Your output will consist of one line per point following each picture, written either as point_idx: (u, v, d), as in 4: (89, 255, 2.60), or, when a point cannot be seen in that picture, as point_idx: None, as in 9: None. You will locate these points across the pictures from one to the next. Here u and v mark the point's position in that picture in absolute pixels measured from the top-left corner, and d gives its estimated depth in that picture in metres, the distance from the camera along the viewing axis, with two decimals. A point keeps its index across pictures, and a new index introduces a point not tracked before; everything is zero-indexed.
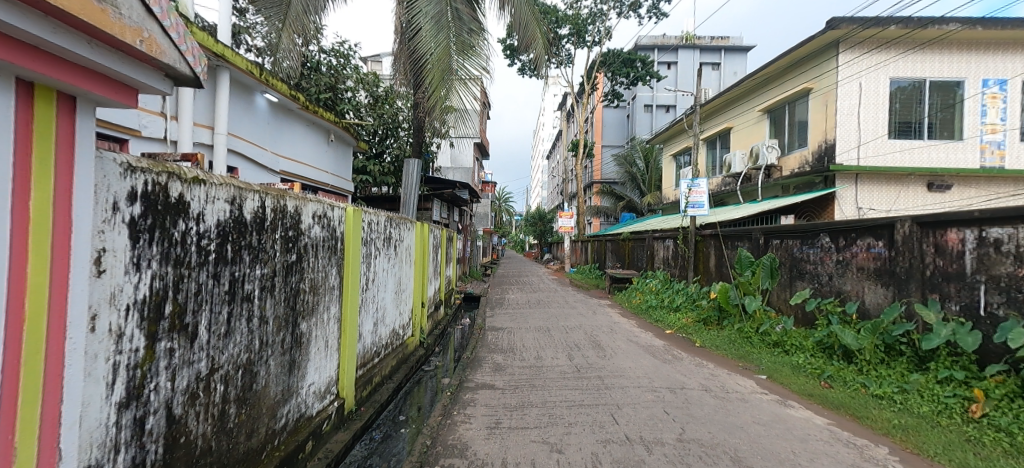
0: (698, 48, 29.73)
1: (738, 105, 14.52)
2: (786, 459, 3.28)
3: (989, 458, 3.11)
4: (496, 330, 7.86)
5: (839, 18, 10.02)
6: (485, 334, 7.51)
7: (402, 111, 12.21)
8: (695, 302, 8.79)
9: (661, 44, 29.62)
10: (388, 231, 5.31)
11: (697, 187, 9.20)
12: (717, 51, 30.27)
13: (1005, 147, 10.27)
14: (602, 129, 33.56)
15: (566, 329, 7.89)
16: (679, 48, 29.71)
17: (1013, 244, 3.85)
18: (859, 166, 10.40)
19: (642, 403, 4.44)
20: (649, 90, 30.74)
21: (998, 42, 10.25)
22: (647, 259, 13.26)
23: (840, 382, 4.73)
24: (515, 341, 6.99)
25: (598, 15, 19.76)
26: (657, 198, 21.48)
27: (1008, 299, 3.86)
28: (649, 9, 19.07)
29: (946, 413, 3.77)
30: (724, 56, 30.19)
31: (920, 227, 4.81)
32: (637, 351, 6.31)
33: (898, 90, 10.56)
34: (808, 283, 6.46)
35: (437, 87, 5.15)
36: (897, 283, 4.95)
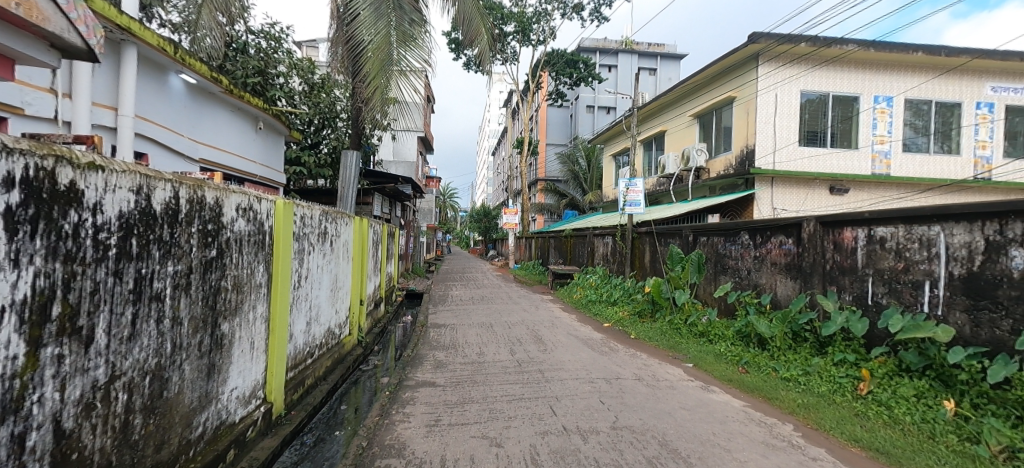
0: (635, 53, 31.20)
1: (672, 109, 15.38)
2: (708, 440, 3.58)
3: (873, 430, 3.56)
4: (438, 327, 7.75)
5: (759, 33, 10.88)
6: (427, 331, 7.38)
7: (340, 100, 11.73)
8: (631, 295, 9.22)
9: (603, 47, 30.79)
10: (324, 225, 5.06)
11: (634, 187, 9.57)
12: (654, 57, 31.89)
13: (890, 157, 11.69)
14: (548, 128, 34.11)
15: (509, 324, 7.93)
16: (619, 52, 30.98)
17: (895, 242, 4.43)
18: (774, 170, 11.37)
19: (580, 394, 4.58)
20: (592, 91, 31.69)
21: (890, 64, 11.62)
22: (588, 256, 13.66)
23: (754, 367, 5.15)
24: (458, 338, 6.92)
25: (542, 14, 20.12)
26: (598, 196, 22.27)
27: (889, 290, 4.44)
28: (591, 12, 19.69)
29: (840, 391, 4.24)
30: (659, 62, 31.85)
31: (822, 226, 5.35)
32: (577, 345, 6.49)
33: (807, 102, 11.60)
34: (730, 278, 6.99)
35: (376, 77, 4.97)
36: (803, 277, 5.48)
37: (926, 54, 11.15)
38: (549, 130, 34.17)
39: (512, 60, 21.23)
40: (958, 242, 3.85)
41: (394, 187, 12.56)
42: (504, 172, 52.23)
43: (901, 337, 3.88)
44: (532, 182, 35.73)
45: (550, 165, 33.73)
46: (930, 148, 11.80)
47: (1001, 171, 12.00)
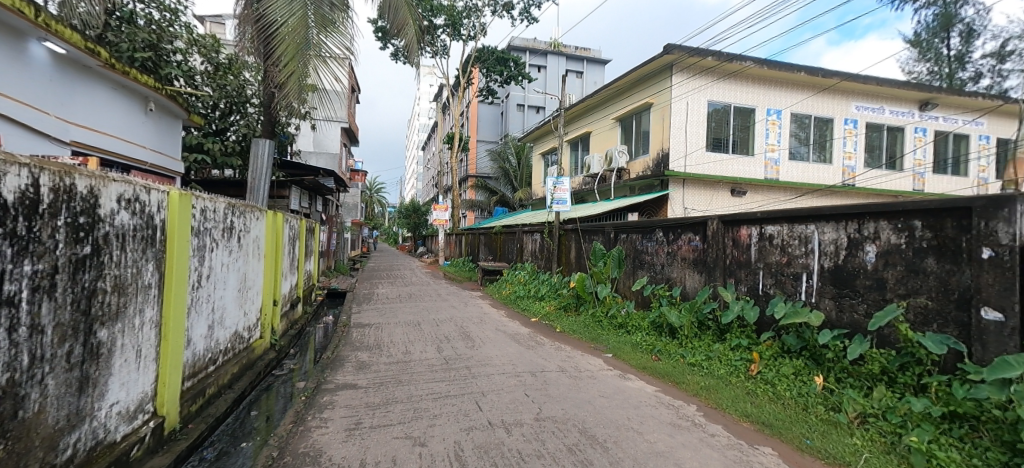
0: (563, 56, 32.36)
1: (596, 111, 16.12)
2: (623, 425, 3.83)
3: (760, 406, 4.04)
4: (362, 326, 7.45)
5: (673, 44, 11.70)
6: (349, 332, 7.07)
7: (250, 84, 10.95)
8: (557, 291, 9.57)
9: (532, 47, 31.57)
10: (230, 219, 4.63)
11: (561, 185, 9.87)
12: (581, 60, 33.25)
13: (779, 164, 13.23)
14: (479, 125, 34.15)
15: (437, 322, 7.85)
16: (548, 53, 31.92)
17: (781, 239, 5.04)
18: (686, 173, 12.36)
19: (506, 388, 4.65)
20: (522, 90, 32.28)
21: (783, 81, 13.13)
22: (517, 252, 13.90)
23: (665, 354, 5.56)
24: (382, 337, 6.71)
25: (472, 9, 20.10)
26: (528, 194, 22.77)
27: (776, 281, 5.07)
28: (521, 12, 20.04)
29: (735, 372, 4.73)
30: (586, 66, 33.29)
31: (723, 224, 5.91)
32: (504, 340, 6.58)
33: (713, 111, 12.73)
34: (647, 272, 7.49)
35: (292, 62, 4.67)
36: (708, 270, 6.03)
37: (807, 74, 12.75)
38: (480, 126, 34.23)
39: (442, 53, 20.96)
40: (828, 239, 4.51)
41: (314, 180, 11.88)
42: (436, 168, 51.37)
43: (784, 322, 4.45)
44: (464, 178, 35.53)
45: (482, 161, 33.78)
46: (810, 157, 13.52)
47: (865, 177, 13.91)
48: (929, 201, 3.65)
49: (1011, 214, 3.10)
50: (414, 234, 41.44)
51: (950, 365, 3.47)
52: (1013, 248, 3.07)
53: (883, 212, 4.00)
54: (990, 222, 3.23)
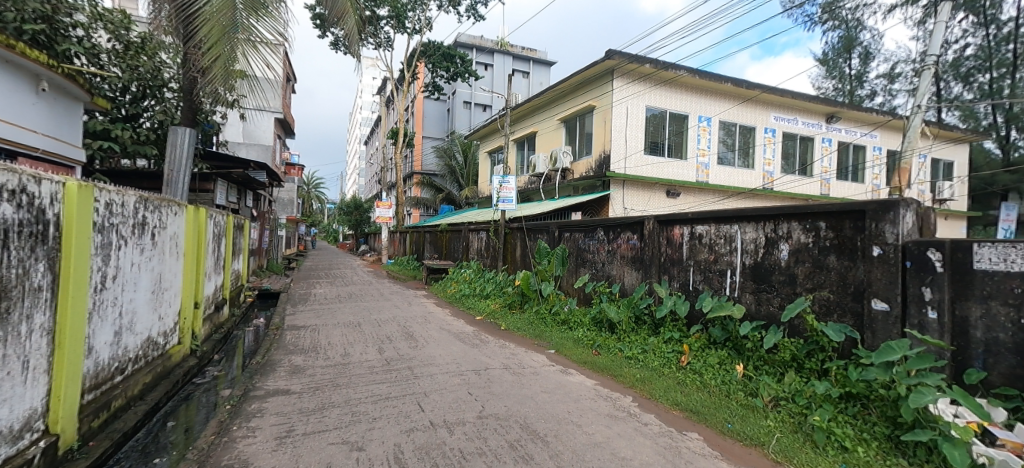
0: (510, 55, 32.70)
1: (542, 112, 16.40)
2: (563, 418, 3.93)
3: (690, 395, 4.31)
4: (296, 329, 7.08)
5: (613, 50, 12.16)
6: (282, 334, 6.68)
7: (168, 67, 10.06)
8: (502, 289, 9.64)
9: (478, 44, 31.63)
10: (141, 215, 4.21)
11: (507, 184, 9.92)
12: (527, 60, 33.82)
13: (709, 168, 14.22)
14: (424, 121, 33.66)
15: (379, 322, 7.62)
16: (494, 52, 32.10)
17: (709, 237, 5.41)
18: (625, 174, 12.89)
19: (449, 387, 4.61)
20: (468, 87, 32.28)
21: (715, 90, 14.05)
22: (463, 251, 13.83)
23: (604, 349, 5.78)
24: (319, 340, 6.42)
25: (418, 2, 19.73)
26: (474, 192, 22.74)
27: (704, 277, 5.44)
28: (468, 9, 20.00)
29: (666, 364, 5.02)
30: (532, 66, 33.93)
31: (658, 224, 6.22)
32: (448, 339, 6.52)
33: (651, 117, 13.36)
34: (589, 270, 7.73)
35: (217, 44, 4.32)
36: (644, 267, 6.35)
37: (734, 85, 13.76)
38: (426, 122, 33.76)
39: (386, 46, 20.42)
40: (749, 238, 4.92)
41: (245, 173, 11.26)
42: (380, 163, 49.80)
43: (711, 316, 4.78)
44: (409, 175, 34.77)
45: (427, 158, 33.30)
46: (736, 163, 14.63)
47: (781, 181, 15.32)
48: (831, 204, 4.12)
49: (897, 217, 3.62)
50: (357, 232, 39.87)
51: (847, 350, 3.94)
52: (896, 247, 3.61)
53: (795, 214, 4.45)
54: (879, 224, 3.75)
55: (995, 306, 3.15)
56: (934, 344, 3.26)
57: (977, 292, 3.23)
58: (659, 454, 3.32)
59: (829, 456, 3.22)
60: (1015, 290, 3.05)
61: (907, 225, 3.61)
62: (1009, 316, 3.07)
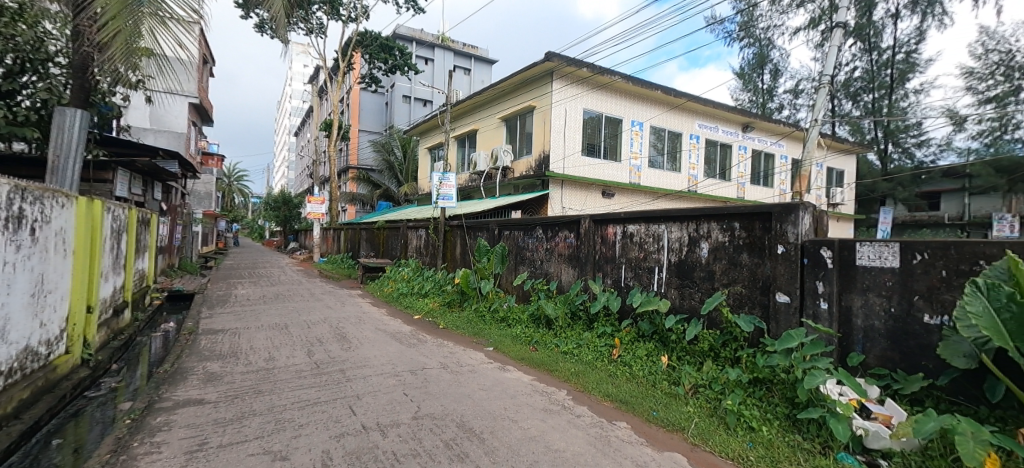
0: (451, 51, 32.55)
1: (482, 110, 16.44)
2: (500, 415, 3.97)
3: (620, 386, 4.53)
4: (213, 333, 6.53)
5: (553, 53, 12.52)
6: (196, 340, 6.12)
7: (54, 39, 8.84)
8: (441, 287, 9.55)
9: (418, 38, 31.13)
10: (18, 205, 3.64)
11: (447, 181, 9.82)
12: (469, 57, 33.91)
13: (640, 170, 14.98)
14: (360, 114, 32.40)
15: (308, 324, 7.24)
16: (435, 46, 31.74)
17: (639, 236, 5.72)
18: (563, 174, 13.24)
19: (383, 389, 4.48)
20: (408, 81, 31.59)
21: (647, 97, 14.84)
22: (401, 249, 13.50)
23: (542, 345, 5.90)
24: (239, 344, 5.97)
25: None
26: (414, 189, 22.31)
27: (634, 274, 5.74)
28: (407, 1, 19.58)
29: (599, 357, 5.23)
30: (474, 63, 34.08)
31: (593, 223, 6.47)
32: (384, 339, 6.35)
33: (589, 119, 13.84)
34: (527, 268, 7.88)
35: (117, 17, 3.84)
36: (581, 265, 6.57)
37: (664, 92, 14.62)
38: (362, 115, 32.53)
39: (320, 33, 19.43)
40: (675, 237, 5.26)
41: (152, 161, 10.39)
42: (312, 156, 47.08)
43: (640, 310, 5.06)
44: (343, 169, 33.26)
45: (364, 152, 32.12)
46: (664, 166, 15.56)
47: (705, 184, 16.57)
48: (744, 206, 4.51)
49: (797, 219, 4.05)
50: (286, 229, 37.35)
51: (756, 340, 4.35)
52: (796, 245, 4.05)
53: (713, 215, 4.81)
54: (782, 225, 4.18)
55: (872, 298, 3.67)
56: (825, 332, 3.71)
57: (858, 286, 3.75)
58: (590, 444, 3.45)
59: (738, 436, 3.53)
60: (887, 284, 3.59)
61: (805, 226, 4.06)
62: (882, 306, 3.60)
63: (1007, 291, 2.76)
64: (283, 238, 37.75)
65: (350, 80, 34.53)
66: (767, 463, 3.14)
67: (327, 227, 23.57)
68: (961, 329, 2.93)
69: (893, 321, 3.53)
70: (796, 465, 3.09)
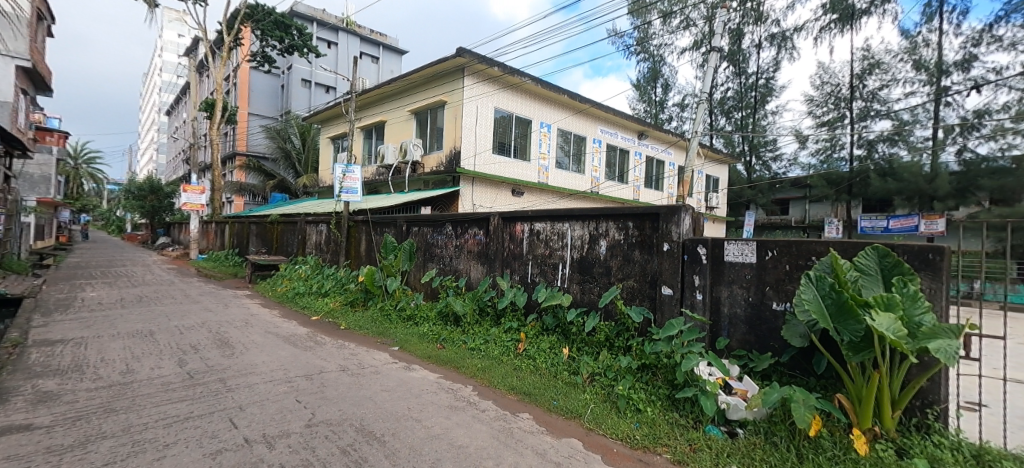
0: (358, 36, 31.17)
1: (391, 101, 15.89)
2: (403, 415, 3.87)
3: (524, 379, 4.68)
4: (49, 345, 5.44)
5: (463, 49, 12.48)
6: (24, 354, 5.04)
7: None
8: (343, 286, 9.05)
9: (320, 18, 29.23)
10: None
11: (352, 173, 9.33)
12: (377, 45, 32.82)
13: (548, 170, 15.57)
14: (250, 96, 29.39)
15: (180, 329, 6.39)
16: (339, 29, 30.06)
17: (545, 234, 5.94)
18: (474, 171, 13.26)
19: (271, 398, 4.10)
20: (308, 65, 29.42)
21: (555, 100, 15.48)
22: (298, 245, 12.53)
23: (449, 342, 5.87)
24: (87, 357, 5.04)
25: None
26: (314, 180, 20.86)
27: (540, 270, 5.98)
28: None
29: (505, 352, 5.34)
30: (382, 51, 33.08)
31: (502, 220, 6.57)
32: (275, 343, 5.84)
33: (499, 118, 14.07)
34: (436, 264, 7.79)
35: None
36: (490, 261, 6.65)
37: (570, 97, 15.37)
38: (252, 98, 29.54)
39: (200, 1, 17.16)
40: (577, 235, 5.55)
41: None
42: (188, 139, 41.32)
43: (544, 305, 5.27)
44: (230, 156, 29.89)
45: (254, 138, 29.26)
46: (570, 168, 16.38)
47: (606, 186, 17.80)
48: (637, 207, 4.91)
49: (680, 220, 4.52)
50: (155, 222, 32.34)
51: (644, 329, 4.79)
52: (679, 243, 4.51)
53: (612, 215, 5.17)
54: (668, 225, 4.63)
55: (735, 289, 4.23)
56: (698, 320, 4.21)
57: (725, 278, 4.29)
58: (493, 437, 3.51)
59: (627, 418, 3.85)
60: (747, 276, 4.16)
61: (686, 226, 4.55)
62: (743, 295, 4.17)
63: (829, 281, 3.36)
64: (151, 232, 32.63)
65: (238, 57, 31.06)
66: (650, 440, 3.47)
67: (209, 220, 20.92)
68: (798, 313, 3.49)
69: (751, 308, 4.11)
70: (674, 440, 3.46)
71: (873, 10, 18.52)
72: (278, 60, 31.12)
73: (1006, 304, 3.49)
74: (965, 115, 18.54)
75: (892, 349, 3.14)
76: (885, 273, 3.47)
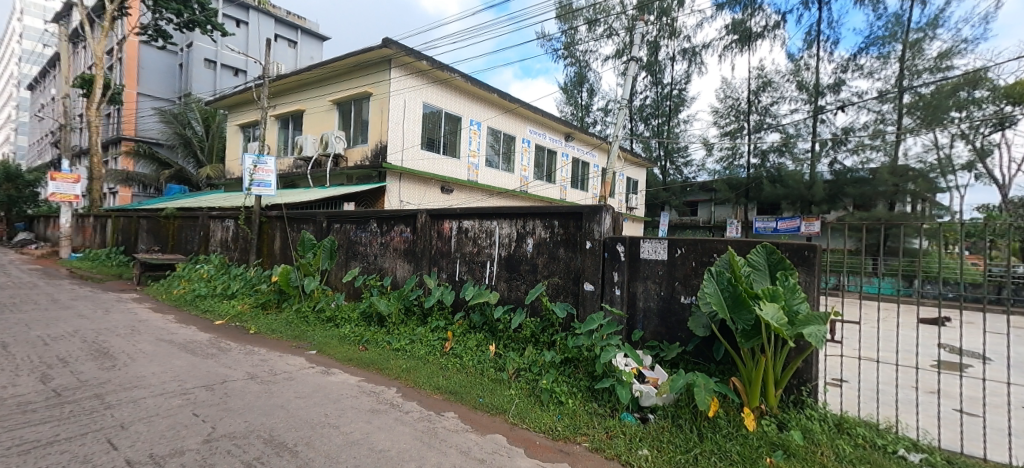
0: (272, 18, 29.20)
1: (312, 89, 14.96)
2: (319, 422, 3.65)
3: (450, 377, 4.65)
4: None
5: (390, 40, 12.08)
6: None
7: None
8: (253, 287, 8.38)
9: None
10: None
11: (264, 165, 8.65)
12: (294, 28, 31.04)
13: (478, 169, 15.59)
14: (139, 74, 26.18)
15: (46, 340, 5.48)
16: (251, 9, 27.86)
17: (473, 231, 5.95)
18: (402, 167, 12.90)
19: (161, 413, 3.64)
20: (212, 44, 26.88)
21: (484, 98, 15.53)
22: (200, 242, 11.39)
23: (372, 344, 5.66)
24: None
25: None
26: (220, 171, 19.08)
27: (468, 268, 5.98)
28: None
29: (431, 352, 5.26)
30: (300, 36, 31.36)
31: (430, 218, 6.47)
32: (168, 351, 5.24)
33: (428, 114, 13.81)
34: (359, 263, 7.50)
35: None
36: (417, 260, 6.52)
37: (500, 96, 15.52)
38: (143, 76, 26.34)
39: None
40: (505, 233, 5.63)
41: None
42: (57, 119, 35.48)
43: (471, 303, 5.27)
44: (114, 140, 26.31)
45: (145, 122, 26.17)
46: (500, 166, 16.55)
47: (534, 185, 18.25)
48: (561, 207, 5.08)
49: (602, 219, 4.75)
50: (13, 215, 27.34)
51: (567, 324, 4.98)
52: (600, 241, 4.73)
53: (538, 213, 5.31)
54: (590, 224, 4.85)
55: (649, 284, 4.52)
56: (616, 314, 4.44)
57: (641, 274, 4.58)
58: (416, 439, 3.43)
59: (550, 410, 3.97)
60: (659, 272, 4.47)
61: (606, 225, 4.80)
62: (655, 290, 4.48)
63: (727, 276, 3.71)
64: (6, 227, 27.51)
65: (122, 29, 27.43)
66: (571, 431, 3.60)
67: (86, 213, 18.20)
68: (702, 305, 3.81)
69: (662, 302, 4.43)
70: (592, 429, 3.63)
71: (766, 33, 20.81)
72: (174, 35, 28.00)
73: (861, 294, 4.07)
74: (835, 131, 21.54)
75: (777, 336, 3.55)
76: (772, 268, 3.90)
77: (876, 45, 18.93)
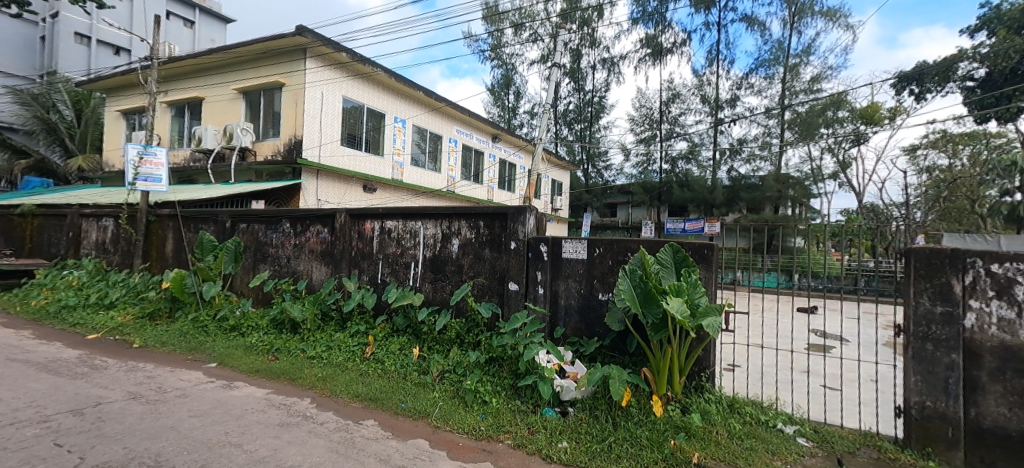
0: None
1: (215, 75, 13.60)
2: (219, 442, 3.30)
3: (370, 383, 4.47)
4: None
5: (303, 27, 11.33)
6: None
7: None
8: (139, 295, 7.43)
9: None
10: None
11: (153, 156, 7.68)
12: (191, 7, 28.20)
13: (404, 167, 15.20)
14: None
15: None
16: None
17: (397, 232, 5.78)
18: (319, 163, 12.13)
19: (11, 446, 3.03)
20: (85, 16, 23.47)
21: (409, 94, 15.14)
22: (69, 245, 9.90)
23: (284, 352, 5.28)
24: None
25: None
26: (95, 163, 16.62)
27: (391, 270, 5.80)
28: None
29: (350, 358, 5.02)
30: (198, 15, 28.53)
31: (351, 218, 6.18)
32: (22, 373, 4.45)
33: (349, 109, 13.17)
34: (269, 266, 6.96)
35: None
36: (335, 262, 6.21)
37: (425, 94, 15.25)
38: None
39: None
40: (430, 233, 5.54)
41: None
42: None
43: (394, 305, 5.11)
44: None
45: None
46: (426, 166, 16.27)
47: (461, 185, 18.23)
48: (487, 207, 5.12)
49: (526, 220, 4.86)
50: None
51: (492, 323, 5.02)
52: (525, 241, 4.83)
53: (464, 213, 5.30)
54: (515, 224, 4.94)
55: (570, 282, 4.70)
56: (540, 312, 4.56)
57: (563, 273, 4.74)
58: (331, 450, 3.24)
59: (473, 410, 3.97)
60: (579, 271, 4.67)
61: (530, 225, 4.92)
62: (576, 288, 4.67)
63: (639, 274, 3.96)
64: None
65: None
66: (494, 429, 3.63)
67: None
68: (617, 300, 4.03)
69: (582, 299, 4.63)
70: (515, 426, 3.69)
71: (675, 49, 22.61)
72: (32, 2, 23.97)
73: (749, 287, 4.54)
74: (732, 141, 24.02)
75: (681, 328, 3.85)
76: (678, 266, 4.22)
77: (764, 67, 21.39)
